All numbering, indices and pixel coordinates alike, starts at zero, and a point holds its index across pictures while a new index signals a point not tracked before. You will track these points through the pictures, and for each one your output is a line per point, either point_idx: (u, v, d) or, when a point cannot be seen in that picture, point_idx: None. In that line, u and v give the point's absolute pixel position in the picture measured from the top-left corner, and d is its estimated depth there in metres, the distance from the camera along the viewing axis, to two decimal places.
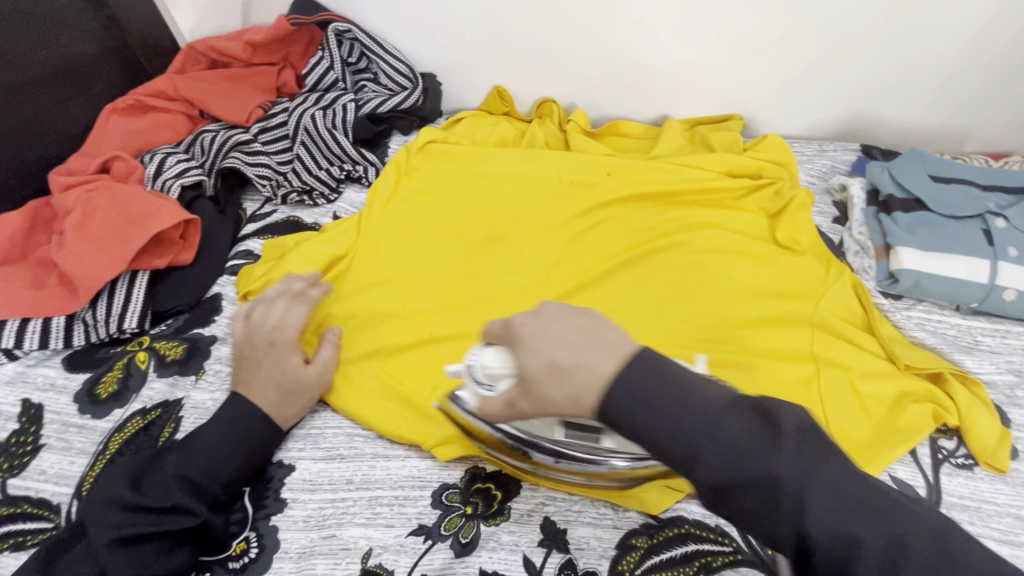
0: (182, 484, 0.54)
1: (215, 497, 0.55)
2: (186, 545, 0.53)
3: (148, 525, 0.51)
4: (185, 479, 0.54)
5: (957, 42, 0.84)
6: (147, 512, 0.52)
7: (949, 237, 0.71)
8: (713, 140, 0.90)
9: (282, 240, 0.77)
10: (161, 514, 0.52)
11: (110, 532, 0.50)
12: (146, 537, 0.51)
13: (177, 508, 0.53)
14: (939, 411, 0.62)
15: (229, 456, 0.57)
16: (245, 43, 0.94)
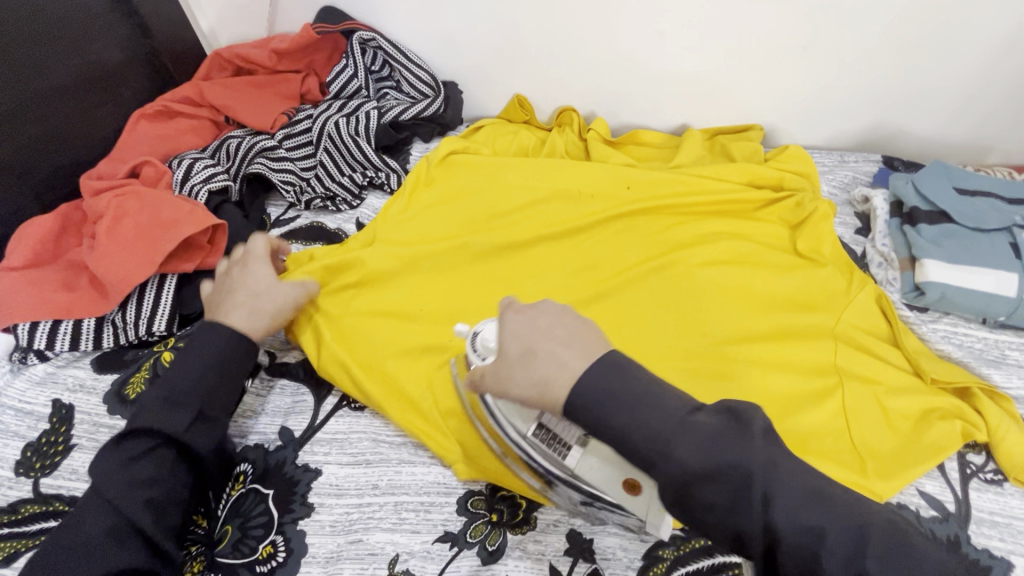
0: (161, 413, 0.55)
1: (192, 413, 0.56)
2: (174, 465, 0.54)
3: (134, 451, 0.53)
4: (165, 402, 0.55)
5: (982, 55, 0.84)
6: (129, 441, 0.53)
7: (975, 251, 0.70)
8: (733, 150, 0.91)
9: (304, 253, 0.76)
10: (142, 436, 0.54)
11: (107, 465, 0.52)
12: (131, 460, 0.52)
13: (154, 430, 0.54)
14: (968, 428, 0.61)
15: (204, 373, 0.58)
16: (271, 51, 0.95)
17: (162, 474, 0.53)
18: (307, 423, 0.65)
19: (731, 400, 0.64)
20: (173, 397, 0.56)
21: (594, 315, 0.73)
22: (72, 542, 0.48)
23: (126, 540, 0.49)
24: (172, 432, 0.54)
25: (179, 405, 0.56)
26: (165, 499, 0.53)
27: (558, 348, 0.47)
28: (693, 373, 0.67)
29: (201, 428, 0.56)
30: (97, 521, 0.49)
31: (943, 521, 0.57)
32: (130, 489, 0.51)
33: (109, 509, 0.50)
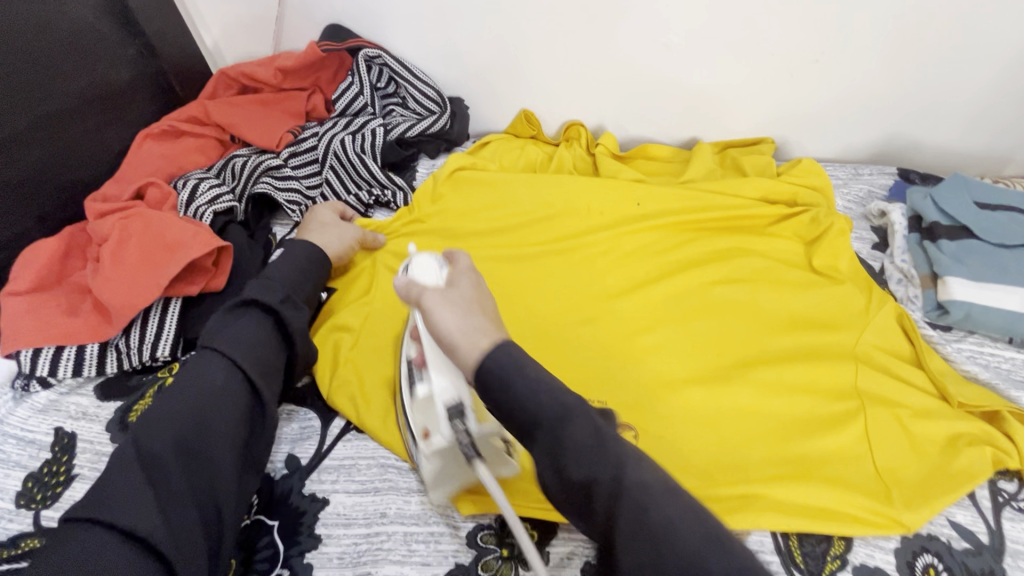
0: (263, 290, 0.63)
1: (283, 295, 0.64)
2: (274, 333, 0.61)
3: (243, 318, 0.60)
4: (265, 286, 0.64)
5: (1000, 65, 0.82)
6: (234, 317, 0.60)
7: (999, 268, 0.68)
8: (745, 164, 0.89)
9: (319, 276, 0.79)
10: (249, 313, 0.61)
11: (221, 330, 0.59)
12: (243, 327, 0.59)
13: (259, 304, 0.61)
14: (999, 455, 0.58)
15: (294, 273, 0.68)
16: (277, 69, 0.95)
17: (263, 335, 0.60)
18: (314, 448, 0.64)
19: (745, 424, 0.62)
20: (272, 282, 0.65)
21: (603, 333, 0.72)
22: (188, 389, 0.54)
23: (236, 387, 0.56)
24: (274, 305, 0.61)
25: (277, 288, 0.64)
26: (267, 360, 0.59)
27: (489, 318, 0.48)
28: (706, 394, 0.65)
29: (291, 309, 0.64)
30: (210, 373, 0.55)
31: (976, 553, 0.54)
32: (240, 345, 0.58)
33: (223, 365, 0.56)
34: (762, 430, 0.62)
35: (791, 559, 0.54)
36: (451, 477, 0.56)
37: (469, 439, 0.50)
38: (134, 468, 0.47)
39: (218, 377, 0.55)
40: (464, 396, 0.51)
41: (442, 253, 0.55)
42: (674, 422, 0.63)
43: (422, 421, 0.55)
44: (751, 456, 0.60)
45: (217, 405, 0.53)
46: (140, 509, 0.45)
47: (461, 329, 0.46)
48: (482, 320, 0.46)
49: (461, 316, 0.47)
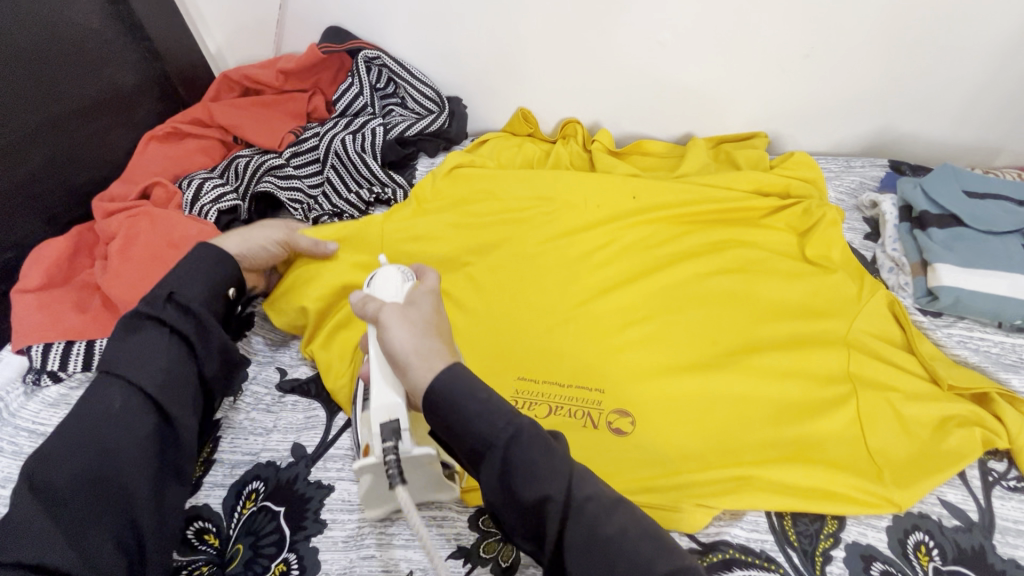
0: (150, 300, 0.58)
1: (166, 295, 0.58)
2: (167, 342, 0.57)
3: (132, 342, 0.56)
4: (153, 298, 0.58)
5: (988, 58, 0.83)
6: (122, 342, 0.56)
7: (988, 254, 0.70)
8: (738, 157, 0.91)
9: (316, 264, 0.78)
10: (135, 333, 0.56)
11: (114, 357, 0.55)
12: (132, 348, 0.55)
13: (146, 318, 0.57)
14: (988, 435, 0.59)
15: (193, 278, 0.62)
16: (278, 71, 0.97)
17: (156, 348, 0.56)
18: (319, 438, 0.65)
19: (739, 410, 0.64)
20: (163, 292, 0.59)
21: (601, 325, 0.73)
22: (89, 418, 0.52)
23: (137, 409, 0.53)
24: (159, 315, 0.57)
25: (163, 291, 0.59)
26: (165, 371, 0.55)
27: (440, 339, 0.51)
28: (702, 381, 0.66)
29: (179, 308, 0.59)
30: (110, 399, 0.53)
31: (966, 530, 0.55)
32: (139, 361, 0.55)
33: (114, 388, 0.54)
34: (757, 416, 0.63)
35: (786, 538, 0.55)
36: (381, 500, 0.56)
37: (399, 460, 0.49)
38: (31, 504, 0.47)
39: (116, 404, 0.53)
40: (402, 418, 0.51)
41: (409, 270, 0.59)
42: (672, 407, 0.65)
43: (363, 437, 0.54)
44: (746, 441, 0.61)
45: (120, 428, 0.52)
46: (39, 542, 0.44)
47: (411, 346, 0.48)
48: (432, 340, 0.49)
49: (413, 335, 0.49)
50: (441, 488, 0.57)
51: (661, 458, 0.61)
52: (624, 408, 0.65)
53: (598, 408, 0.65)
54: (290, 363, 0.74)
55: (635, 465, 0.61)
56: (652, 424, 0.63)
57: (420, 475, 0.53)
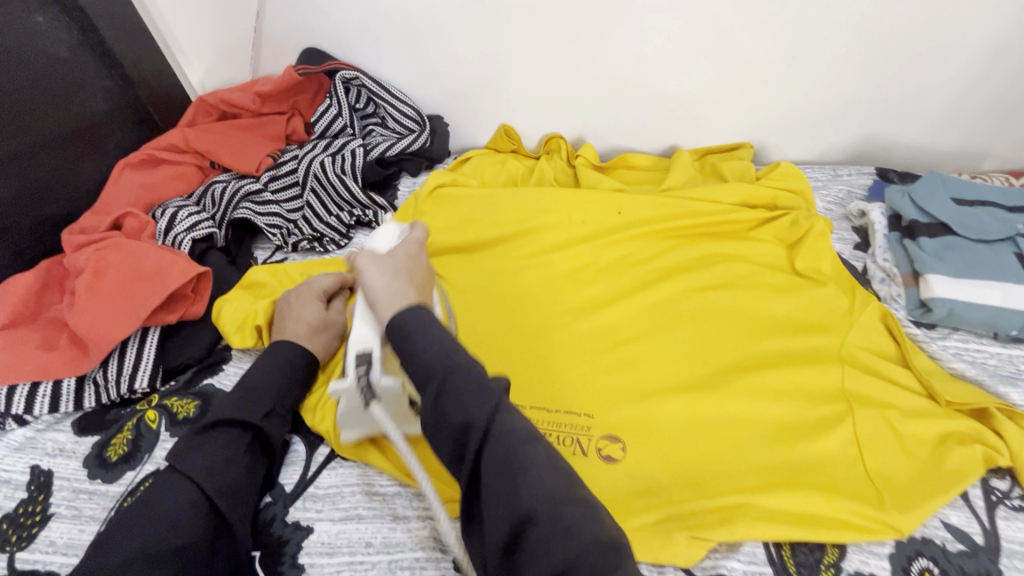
0: (242, 404, 0.57)
1: (265, 410, 0.58)
2: (248, 453, 0.56)
3: (217, 434, 0.55)
4: (243, 400, 0.58)
5: (969, 63, 0.83)
6: (205, 438, 0.55)
7: (980, 263, 0.68)
8: (725, 169, 0.90)
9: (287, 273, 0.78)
10: (215, 431, 0.55)
11: (191, 452, 0.53)
12: (213, 446, 0.54)
13: (230, 420, 0.56)
14: (989, 452, 0.57)
15: (273, 375, 0.61)
16: (256, 94, 0.95)
17: (237, 454, 0.55)
18: (298, 475, 0.62)
19: (731, 432, 0.62)
20: (249, 394, 0.58)
21: (588, 346, 0.71)
22: (150, 513, 0.49)
23: (199, 518, 0.50)
24: (254, 423, 0.57)
25: (261, 399, 0.59)
26: (238, 484, 0.54)
27: (410, 283, 0.53)
28: (693, 402, 0.64)
29: (272, 423, 0.59)
30: (179, 497, 0.50)
31: (972, 555, 0.53)
32: (200, 451, 0.53)
33: (187, 488, 0.51)
34: (750, 438, 0.61)
35: (784, 569, 0.53)
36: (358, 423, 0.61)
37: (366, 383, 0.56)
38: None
39: (183, 502, 0.50)
40: (376, 351, 0.57)
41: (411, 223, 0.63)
42: (663, 430, 0.62)
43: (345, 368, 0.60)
44: (741, 468, 0.59)
45: (183, 533, 0.49)
46: None
47: (384, 289, 0.52)
48: (404, 286, 0.52)
49: (384, 276, 0.53)
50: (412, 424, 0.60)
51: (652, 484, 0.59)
52: (614, 434, 0.63)
53: (587, 434, 0.63)
54: None
55: (626, 495, 0.58)
56: (643, 449, 0.61)
57: (391, 404, 0.57)
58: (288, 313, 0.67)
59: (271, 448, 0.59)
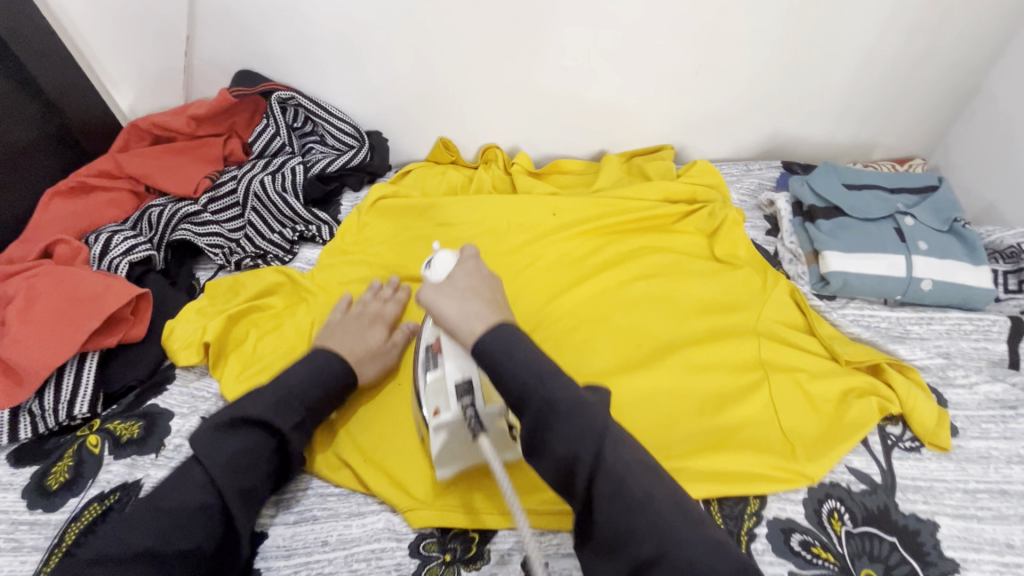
0: (278, 408, 0.59)
1: (297, 419, 0.60)
2: (269, 458, 0.58)
3: (242, 436, 0.56)
4: (279, 404, 0.59)
5: (848, 68, 0.94)
6: (231, 434, 0.56)
7: (868, 239, 0.77)
8: (649, 169, 0.97)
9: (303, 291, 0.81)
10: (243, 430, 0.57)
11: (216, 448, 0.55)
12: (236, 445, 0.56)
13: (262, 423, 0.57)
14: (883, 403, 0.64)
15: (312, 385, 0.62)
16: (190, 117, 0.94)
17: (260, 458, 0.57)
18: None
19: (664, 405, 0.67)
20: (287, 399, 0.60)
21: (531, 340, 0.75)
22: (166, 509, 0.51)
23: (211, 517, 0.53)
24: (282, 431, 0.58)
25: (291, 408, 0.59)
26: (256, 486, 0.56)
27: (481, 300, 0.57)
28: (629, 381, 0.68)
29: (299, 435, 0.60)
30: (196, 493, 0.53)
31: (872, 492, 0.59)
32: (223, 452, 0.55)
33: (205, 483, 0.54)
34: (681, 409, 0.67)
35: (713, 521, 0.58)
36: (454, 457, 0.58)
37: (475, 414, 0.54)
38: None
39: (197, 504, 0.52)
40: (475, 376, 0.57)
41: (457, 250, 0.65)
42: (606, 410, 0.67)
43: (432, 402, 0.57)
44: (674, 437, 0.64)
45: (192, 535, 0.51)
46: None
47: (457, 315, 0.56)
48: (474, 304, 0.56)
49: (459, 302, 0.57)
50: (509, 449, 0.59)
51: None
52: None
53: None
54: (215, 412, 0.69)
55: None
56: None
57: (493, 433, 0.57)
58: (353, 332, 0.69)
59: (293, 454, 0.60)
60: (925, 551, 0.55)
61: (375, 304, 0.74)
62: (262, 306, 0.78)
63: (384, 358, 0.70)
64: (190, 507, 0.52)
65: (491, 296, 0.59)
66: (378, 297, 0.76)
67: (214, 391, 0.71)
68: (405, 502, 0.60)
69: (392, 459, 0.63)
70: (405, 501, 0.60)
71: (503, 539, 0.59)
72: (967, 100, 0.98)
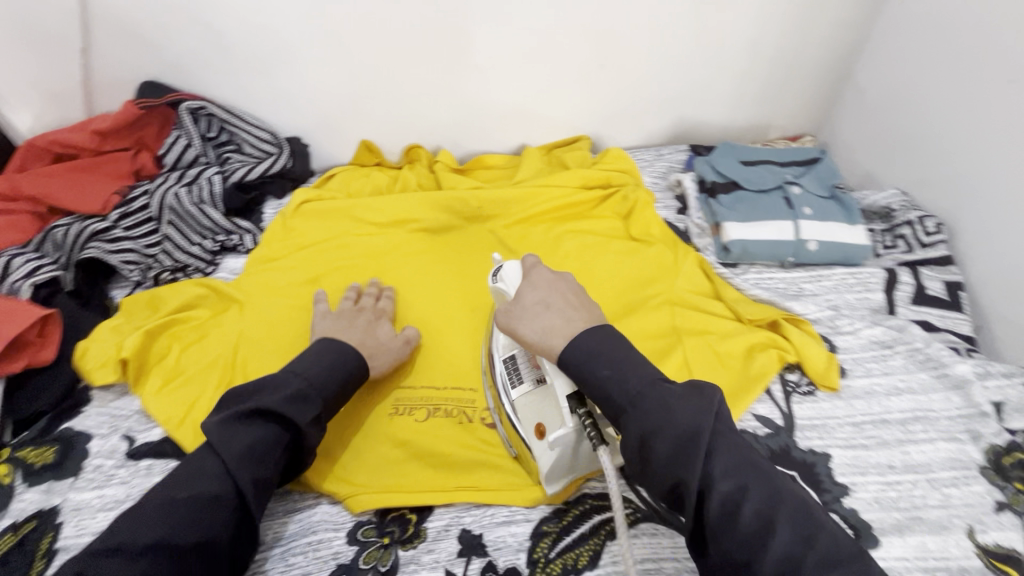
0: (293, 401, 0.56)
1: (313, 414, 0.57)
2: (284, 449, 0.55)
3: (253, 428, 0.53)
4: (296, 397, 0.56)
5: (737, 55, 1.02)
6: (244, 425, 0.53)
7: (762, 208, 0.85)
8: (567, 159, 1.02)
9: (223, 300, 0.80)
10: (257, 422, 0.54)
11: (231, 438, 0.52)
12: (249, 437, 0.53)
13: (276, 415, 0.54)
14: (781, 353, 0.71)
15: (333, 379, 0.61)
16: (92, 132, 0.90)
17: (273, 450, 0.54)
18: None
19: None
20: (305, 391, 0.57)
21: (462, 327, 0.78)
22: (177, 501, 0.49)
23: (228, 507, 0.51)
24: (299, 425, 0.55)
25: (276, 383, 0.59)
26: (270, 478, 0.54)
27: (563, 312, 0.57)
28: None
29: (315, 429, 0.57)
30: (212, 482, 0.51)
31: (774, 434, 0.65)
32: (233, 442, 0.52)
33: (219, 473, 0.52)
34: None
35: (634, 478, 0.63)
36: (561, 473, 0.58)
37: (591, 423, 0.53)
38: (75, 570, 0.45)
39: (208, 496, 0.50)
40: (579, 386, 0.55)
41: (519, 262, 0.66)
42: None
43: (535, 420, 0.59)
44: None
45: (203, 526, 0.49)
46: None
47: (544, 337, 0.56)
48: (551, 320, 0.56)
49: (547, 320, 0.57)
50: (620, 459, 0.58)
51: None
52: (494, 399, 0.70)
53: (470, 402, 0.69)
54: (138, 429, 0.67)
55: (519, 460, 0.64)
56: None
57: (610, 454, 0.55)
58: (361, 328, 0.70)
59: (310, 448, 0.57)
60: (819, 480, 0.61)
61: (369, 304, 0.76)
62: (183, 319, 0.76)
63: (394, 352, 0.70)
64: (204, 497, 0.50)
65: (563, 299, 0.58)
66: (369, 298, 0.77)
67: (135, 408, 0.69)
68: (346, 491, 0.61)
69: (331, 456, 0.64)
70: (346, 489, 0.61)
71: (440, 516, 0.61)
72: (844, 81, 1.08)
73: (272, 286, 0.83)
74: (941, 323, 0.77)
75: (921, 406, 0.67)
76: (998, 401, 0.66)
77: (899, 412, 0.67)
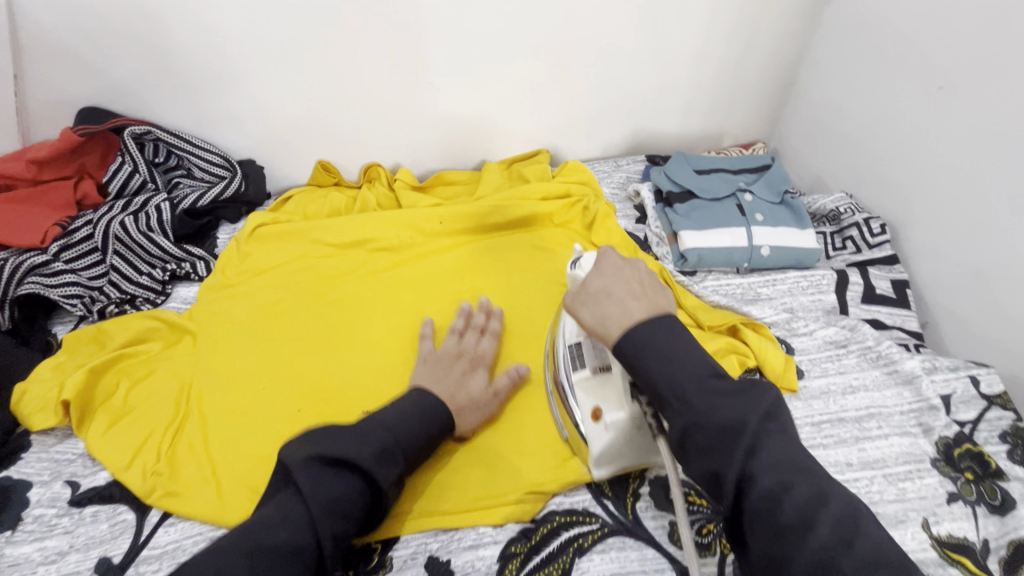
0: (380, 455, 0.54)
1: (397, 473, 0.55)
2: (364, 507, 0.52)
3: (344, 479, 0.51)
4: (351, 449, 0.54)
5: (687, 66, 1.04)
6: (335, 474, 0.51)
7: (716, 216, 0.87)
8: (526, 172, 1.02)
9: (175, 333, 0.77)
10: (344, 472, 0.52)
11: (324, 484, 0.50)
12: (341, 488, 0.51)
13: (362, 469, 0.52)
14: (741, 358, 0.72)
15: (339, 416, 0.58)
16: (29, 161, 0.86)
17: (358, 506, 0.51)
18: (127, 543, 0.58)
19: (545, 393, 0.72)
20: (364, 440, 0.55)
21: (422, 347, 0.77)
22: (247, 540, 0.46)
23: (304, 561, 0.47)
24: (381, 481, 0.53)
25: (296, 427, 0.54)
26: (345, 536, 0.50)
27: (643, 300, 0.51)
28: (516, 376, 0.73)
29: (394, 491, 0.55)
30: (292, 530, 0.47)
31: None
32: (325, 484, 0.50)
33: (303, 522, 0.48)
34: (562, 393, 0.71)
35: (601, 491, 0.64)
36: (611, 460, 0.61)
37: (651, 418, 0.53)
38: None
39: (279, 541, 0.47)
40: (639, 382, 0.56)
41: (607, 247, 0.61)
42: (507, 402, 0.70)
43: (589, 403, 0.62)
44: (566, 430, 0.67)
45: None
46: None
47: (596, 316, 0.51)
48: (618, 306, 0.50)
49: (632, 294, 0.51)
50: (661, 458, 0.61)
51: (517, 457, 0.65)
52: None
53: None
54: (82, 474, 0.63)
55: (487, 481, 0.63)
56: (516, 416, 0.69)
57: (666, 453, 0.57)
58: (454, 376, 0.68)
59: (383, 506, 0.54)
60: None
61: (470, 343, 0.73)
62: (132, 353, 0.73)
63: (486, 407, 0.67)
64: (284, 548, 0.46)
65: (641, 287, 0.52)
66: (473, 333, 0.74)
67: (80, 451, 0.66)
68: None
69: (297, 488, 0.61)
70: None
71: (406, 543, 0.59)
72: (789, 90, 1.13)
73: (225, 313, 0.80)
74: (891, 320, 0.80)
75: (875, 401, 0.70)
76: (945, 394, 0.69)
77: (854, 410, 0.69)
